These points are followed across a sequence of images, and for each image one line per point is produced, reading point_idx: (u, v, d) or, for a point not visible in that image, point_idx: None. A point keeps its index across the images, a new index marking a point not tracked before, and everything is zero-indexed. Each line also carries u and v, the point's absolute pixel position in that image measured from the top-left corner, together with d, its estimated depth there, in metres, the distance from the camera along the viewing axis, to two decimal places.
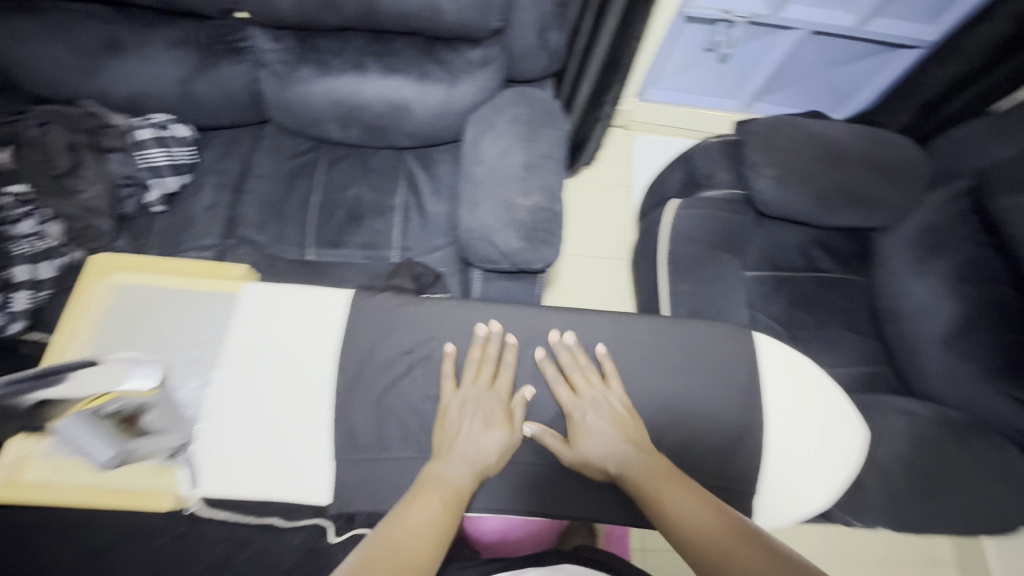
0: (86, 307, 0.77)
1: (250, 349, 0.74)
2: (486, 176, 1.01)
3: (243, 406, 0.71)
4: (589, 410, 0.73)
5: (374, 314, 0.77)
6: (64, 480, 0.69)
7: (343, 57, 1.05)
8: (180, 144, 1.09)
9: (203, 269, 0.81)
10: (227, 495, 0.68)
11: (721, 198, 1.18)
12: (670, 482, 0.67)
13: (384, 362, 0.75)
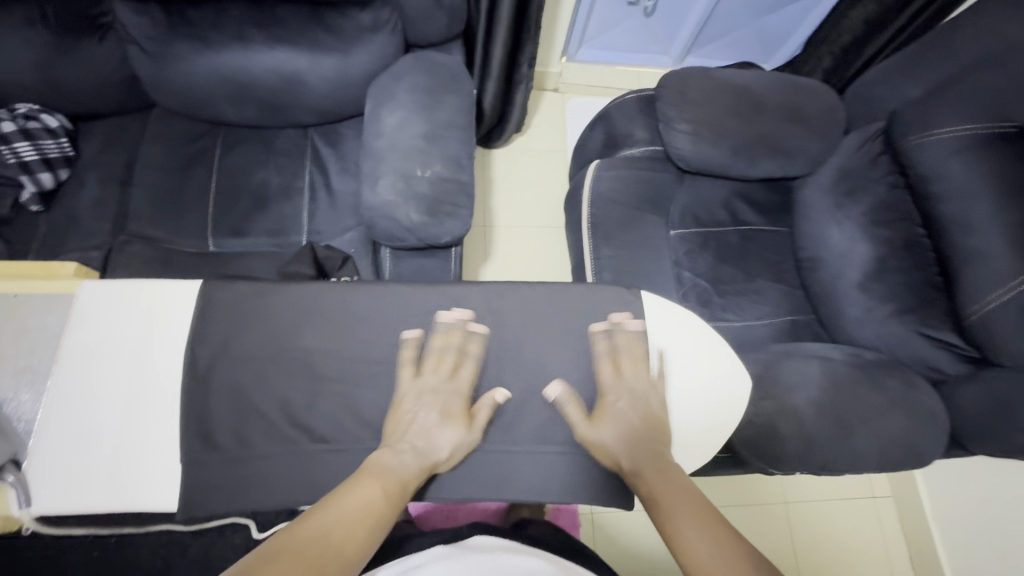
0: None
1: (84, 355, 0.68)
2: (386, 149, 0.95)
3: (80, 415, 0.67)
4: (626, 395, 0.71)
5: (228, 305, 0.72)
6: None
7: (220, 28, 0.96)
8: (50, 136, 1.00)
9: (32, 270, 0.77)
10: (64, 511, 0.64)
11: (641, 156, 1.16)
12: (681, 488, 0.64)
13: (239, 353, 0.71)
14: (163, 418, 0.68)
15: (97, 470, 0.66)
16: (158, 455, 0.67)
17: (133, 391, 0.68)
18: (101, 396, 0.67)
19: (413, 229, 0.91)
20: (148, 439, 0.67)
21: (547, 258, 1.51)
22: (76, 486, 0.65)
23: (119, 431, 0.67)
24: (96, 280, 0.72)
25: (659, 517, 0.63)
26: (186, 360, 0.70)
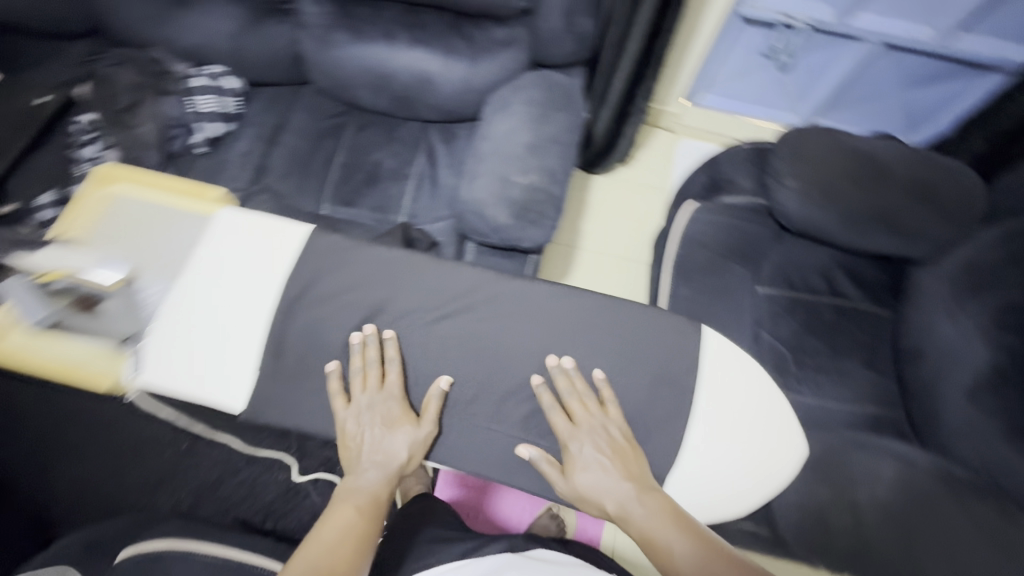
0: (88, 208, 0.88)
1: (206, 263, 0.79)
2: (490, 152, 1.01)
3: (185, 311, 0.77)
4: (586, 440, 0.71)
5: (327, 250, 0.81)
6: (29, 350, 0.77)
7: (376, 25, 1.10)
8: (227, 94, 1.19)
9: (187, 189, 0.90)
10: (159, 387, 0.75)
11: (741, 207, 1.12)
12: (665, 517, 0.67)
13: (321, 293, 0.78)
14: (250, 333, 0.77)
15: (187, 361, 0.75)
16: (238, 363, 0.76)
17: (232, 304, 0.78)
18: (206, 301, 0.77)
19: (497, 229, 0.96)
20: (233, 347, 0.76)
21: (624, 291, 1.49)
22: (167, 369, 0.75)
23: (212, 333, 0.77)
24: (233, 207, 0.83)
25: (650, 549, 0.66)
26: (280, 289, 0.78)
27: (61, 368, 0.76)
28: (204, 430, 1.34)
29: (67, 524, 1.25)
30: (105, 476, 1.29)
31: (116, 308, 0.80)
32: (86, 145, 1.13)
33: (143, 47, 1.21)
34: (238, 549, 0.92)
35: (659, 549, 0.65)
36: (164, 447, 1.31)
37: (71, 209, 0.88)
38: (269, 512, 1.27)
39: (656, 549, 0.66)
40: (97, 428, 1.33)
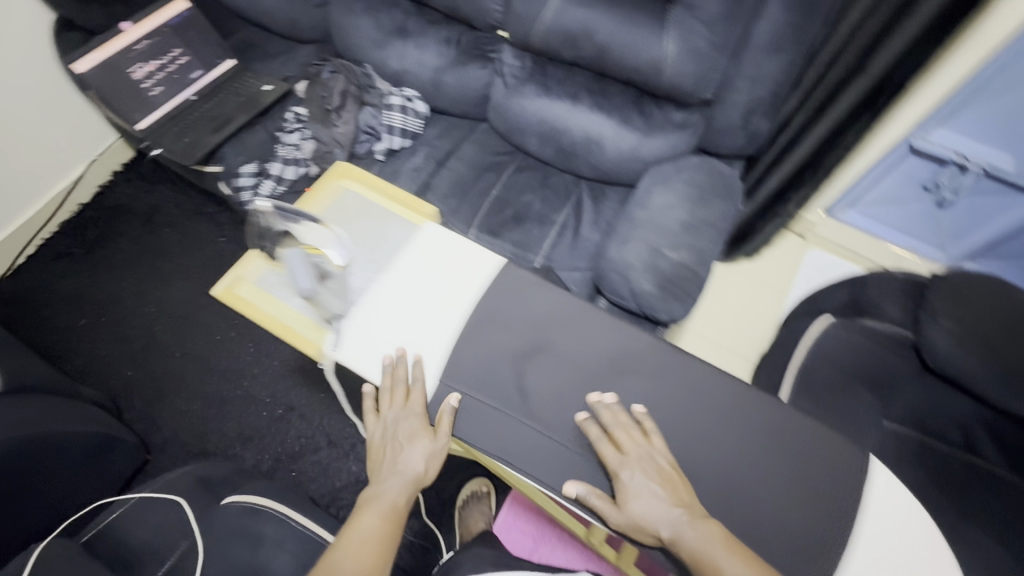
0: (319, 195, 1.01)
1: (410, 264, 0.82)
2: (645, 221, 1.05)
3: (372, 305, 0.80)
4: (636, 471, 0.65)
5: (516, 281, 0.79)
6: (259, 303, 0.91)
7: (564, 86, 1.21)
8: (415, 115, 1.34)
9: (404, 202, 1.00)
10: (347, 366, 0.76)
11: (884, 335, 1.09)
12: (723, 546, 0.61)
13: (499, 321, 0.76)
14: (423, 343, 0.77)
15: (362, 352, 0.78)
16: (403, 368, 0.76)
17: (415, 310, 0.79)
18: (395, 302, 0.80)
19: (638, 296, 0.99)
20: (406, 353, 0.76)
21: None
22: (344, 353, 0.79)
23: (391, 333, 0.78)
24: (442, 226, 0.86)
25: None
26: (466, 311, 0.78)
27: (281, 324, 0.89)
28: (300, 401, 1.43)
29: (167, 451, 1.36)
30: (210, 419, 1.40)
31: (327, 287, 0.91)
32: (293, 133, 1.31)
33: (359, 63, 1.40)
34: (323, 529, 0.92)
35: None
36: (262, 407, 1.41)
37: (308, 193, 1.02)
38: (337, 499, 1.32)
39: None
40: (214, 374, 1.45)
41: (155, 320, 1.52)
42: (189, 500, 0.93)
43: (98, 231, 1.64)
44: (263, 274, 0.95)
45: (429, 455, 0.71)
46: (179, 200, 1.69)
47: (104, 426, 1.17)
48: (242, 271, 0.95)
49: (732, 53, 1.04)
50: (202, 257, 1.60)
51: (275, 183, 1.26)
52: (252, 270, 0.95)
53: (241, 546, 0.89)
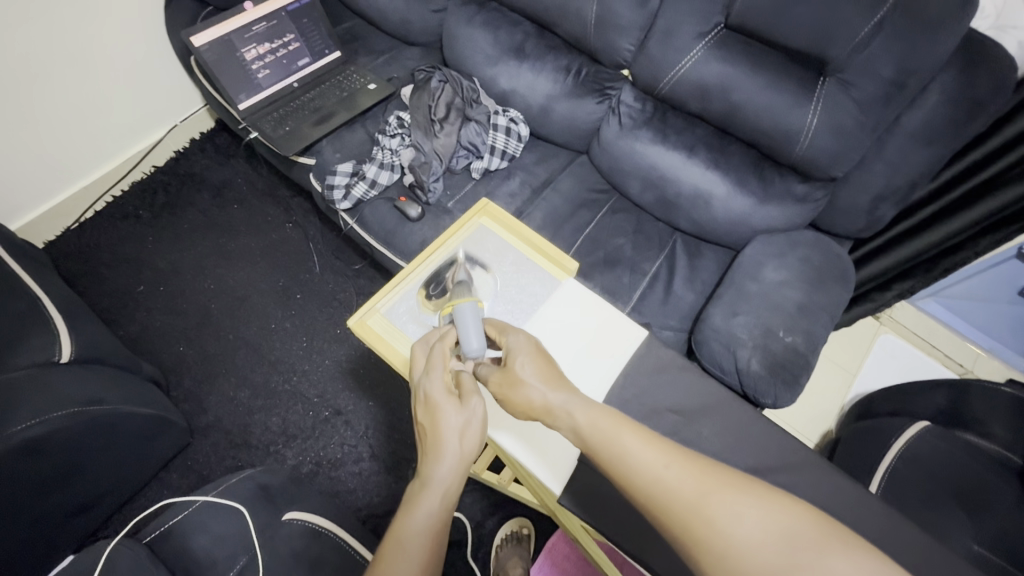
0: (456, 230, 0.93)
1: (554, 333, 0.81)
2: (756, 295, 1.02)
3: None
4: (515, 359, 0.67)
5: (651, 362, 0.84)
6: (392, 345, 0.81)
7: (682, 136, 1.17)
8: (517, 138, 1.30)
9: (548, 251, 0.90)
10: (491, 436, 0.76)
11: (984, 453, 1.03)
12: (607, 418, 0.59)
13: (646, 403, 0.82)
14: None
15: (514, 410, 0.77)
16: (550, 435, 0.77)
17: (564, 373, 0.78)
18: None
19: (743, 373, 0.95)
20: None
21: None
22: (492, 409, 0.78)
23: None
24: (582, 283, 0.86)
25: (600, 462, 0.58)
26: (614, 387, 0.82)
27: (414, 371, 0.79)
28: (348, 406, 1.36)
29: (208, 437, 1.31)
30: (255, 410, 1.34)
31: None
32: (393, 138, 1.28)
33: (466, 75, 1.36)
34: None
35: (618, 466, 0.56)
36: (308, 407, 1.35)
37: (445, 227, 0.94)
38: (373, 514, 1.24)
39: (613, 464, 0.56)
40: (264, 363, 1.40)
41: (212, 298, 1.48)
42: (252, 510, 0.89)
43: (166, 197, 1.61)
44: (393, 308, 0.85)
45: (459, 427, 0.65)
46: (251, 178, 1.65)
47: (157, 408, 1.14)
48: (374, 303, 0.86)
49: (878, 135, 0.99)
50: (266, 241, 1.56)
51: (368, 186, 1.24)
52: (385, 304, 0.85)
53: (301, 570, 0.84)
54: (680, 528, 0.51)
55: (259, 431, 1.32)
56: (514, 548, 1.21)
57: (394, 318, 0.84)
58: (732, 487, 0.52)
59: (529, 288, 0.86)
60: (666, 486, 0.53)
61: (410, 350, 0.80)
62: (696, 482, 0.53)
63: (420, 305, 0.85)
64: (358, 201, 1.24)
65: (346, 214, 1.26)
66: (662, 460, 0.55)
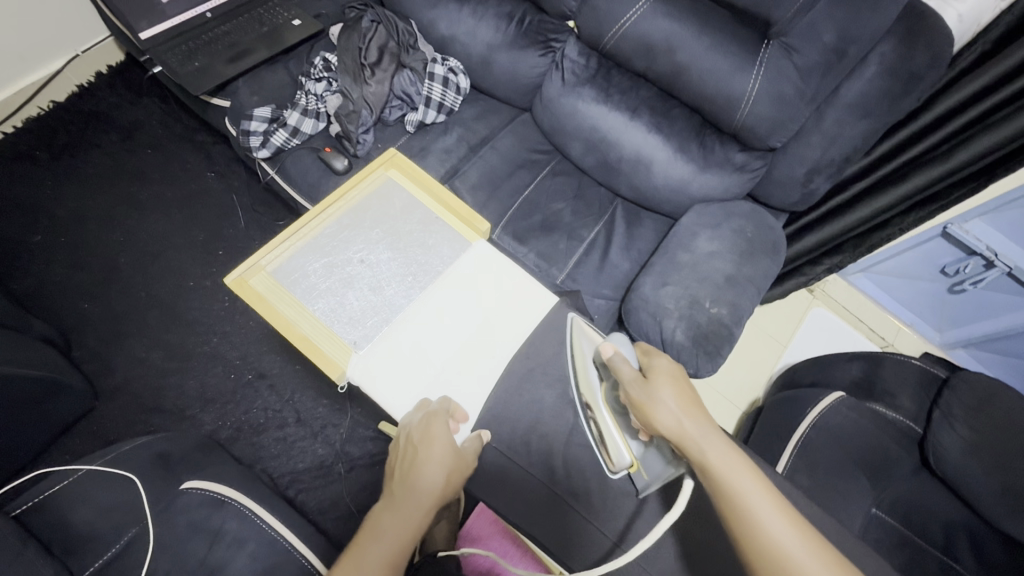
0: (359, 183, 0.88)
1: (456, 297, 0.81)
2: (686, 266, 1.01)
3: (422, 322, 0.79)
4: (658, 384, 0.65)
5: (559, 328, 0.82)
6: (276, 303, 0.77)
7: (626, 97, 1.12)
8: (456, 90, 1.21)
9: (457, 209, 0.88)
10: (377, 398, 0.74)
11: (890, 423, 1.09)
12: (739, 464, 0.59)
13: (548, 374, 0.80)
14: (468, 379, 0.78)
15: (412, 374, 0.76)
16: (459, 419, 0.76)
17: (467, 336, 0.80)
18: (442, 322, 0.79)
19: (668, 343, 0.95)
20: (451, 383, 0.77)
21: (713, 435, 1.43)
22: (387, 375, 0.75)
23: (439, 358, 0.77)
24: (492, 245, 0.86)
25: (723, 499, 0.57)
26: (515, 355, 0.81)
27: (302, 335, 0.75)
28: (272, 369, 1.29)
29: (116, 399, 1.22)
30: (169, 372, 1.26)
31: (359, 299, 0.79)
32: (318, 82, 1.18)
33: (403, 17, 1.25)
34: (290, 531, 0.83)
35: (741, 511, 0.56)
36: (229, 369, 1.28)
37: (348, 178, 0.88)
38: (296, 480, 1.20)
39: (735, 508, 0.56)
40: (180, 323, 1.30)
41: (121, 251, 1.36)
42: (145, 480, 0.83)
43: (67, 137, 1.44)
44: (281, 268, 0.79)
45: (447, 459, 0.63)
46: (168, 121, 1.50)
47: (50, 369, 1.05)
48: (259, 257, 0.80)
49: (817, 105, 0.96)
50: (184, 191, 1.44)
51: (289, 134, 1.13)
52: (271, 258, 0.80)
53: (197, 541, 0.81)
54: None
55: (173, 394, 1.24)
56: (441, 513, 1.15)
57: (281, 274, 0.79)
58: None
59: (436, 247, 0.84)
60: (785, 548, 0.52)
61: (297, 309, 0.77)
62: (820, 564, 0.51)
63: (313, 265, 0.80)
64: (278, 151, 1.14)
65: (265, 164, 1.16)
66: (788, 528, 0.54)
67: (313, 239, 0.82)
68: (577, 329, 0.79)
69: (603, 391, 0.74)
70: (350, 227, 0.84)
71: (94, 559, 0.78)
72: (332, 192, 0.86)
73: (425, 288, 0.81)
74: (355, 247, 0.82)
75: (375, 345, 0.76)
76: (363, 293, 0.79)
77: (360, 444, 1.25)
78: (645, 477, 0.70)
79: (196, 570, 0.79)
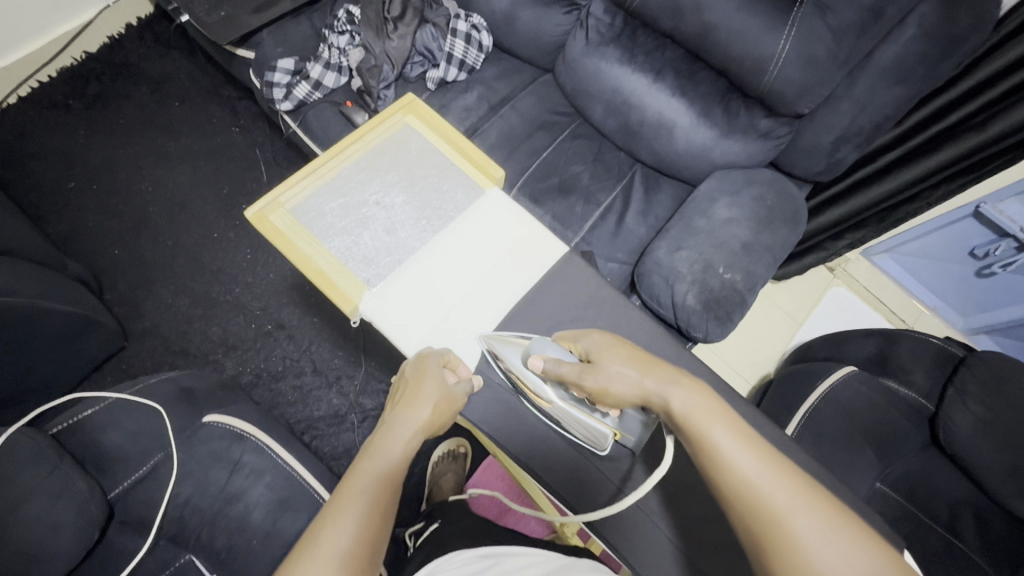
0: (378, 127, 0.88)
1: (468, 241, 0.82)
2: (703, 231, 1.00)
3: (432, 265, 0.80)
4: (607, 361, 0.64)
5: (571, 277, 0.83)
6: (294, 238, 0.79)
7: (650, 59, 1.09)
8: (478, 48, 1.20)
9: (474, 156, 0.88)
10: (388, 334, 0.76)
11: (902, 400, 1.08)
12: (705, 406, 0.56)
13: (556, 323, 0.81)
14: (477, 322, 0.80)
15: (421, 314, 0.78)
16: (469, 359, 0.78)
17: (476, 280, 0.81)
18: (453, 266, 0.80)
19: (678, 307, 0.95)
20: (459, 326, 0.79)
21: None
22: (396, 314, 0.77)
23: (448, 301, 0.79)
24: (505, 192, 0.86)
25: (692, 446, 0.55)
26: (524, 301, 0.81)
27: (317, 271, 0.77)
28: (292, 321, 1.32)
29: (145, 341, 1.28)
30: (194, 319, 1.31)
31: (373, 239, 0.81)
32: (341, 36, 1.17)
33: None
34: (303, 467, 0.87)
35: (709, 457, 0.53)
36: (250, 319, 1.32)
37: (367, 122, 0.89)
38: (312, 427, 1.25)
39: (706, 460, 0.54)
40: (204, 273, 1.35)
41: (150, 201, 1.40)
42: (171, 411, 0.88)
43: (99, 87, 1.48)
44: (300, 206, 0.81)
45: (438, 393, 0.64)
46: (195, 74, 1.52)
47: (84, 307, 1.10)
48: (278, 194, 0.82)
49: (849, 70, 0.93)
50: (210, 144, 1.46)
51: (311, 88, 1.15)
52: (290, 196, 0.82)
53: (218, 470, 0.85)
54: (756, 528, 0.49)
55: (198, 339, 1.29)
56: (450, 464, 1.21)
57: (299, 212, 0.81)
58: (820, 510, 0.49)
59: (450, 193, 0.85)
60: (753, 486, 0.50)
61: (315, 245, 0.79)
62: (790, 496, 0.49)
63: (331, 204, 0.82)
64: (300, 104, 1.16)
65: (288, 116, 1.18)
66: (756, 463, 0.52)
67: (331, 180, 0.84)
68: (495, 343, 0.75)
69: (552, 391, 0.71)
70: (367, 169, 0.85)
71: (123, 479, 0.84)
72: (350, 135, 0.87)
73: (437, 232, 0.82)
74: (372, 189, 0.84)
75: (387, 283, 0.78)
76: (377, 234, 0.81)
77: (374, 396, 1.28)
78: (632, 437, 0.74)
79: (216, 496, 0.84)
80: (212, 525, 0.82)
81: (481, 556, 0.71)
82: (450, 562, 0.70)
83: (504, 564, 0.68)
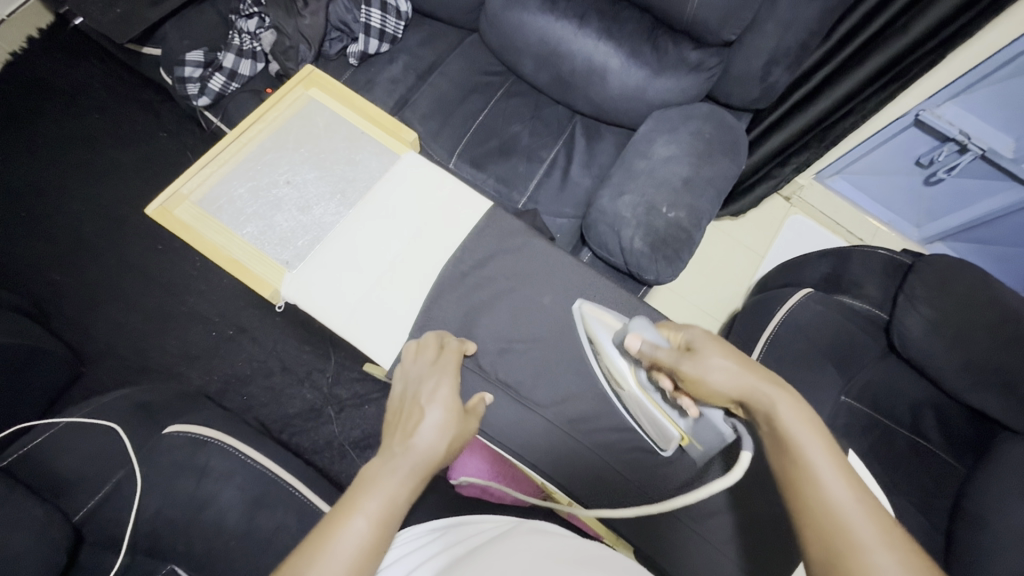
0: (282, 104, 0.87)
1: (388, 208, 0.82)
2: (643, 173, 0.99)
3: (353, 238, 0.80)
4: (712, 348, 0.58)
5: (503, 231, 0.82)
6: (201, 228, 0.78)
7: (572, 3, 1.06)
8: (396, 14, 1.15)
9: (385, 122, 0.88)
10: (313, 312, 0.76)
11: (857, 312, 1.10)
12: (809, 425, 0.52)
13: (486, 275, 0.80)
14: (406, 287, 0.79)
15: (346, 287, 0.78)
16: (401, 326, 0.77)
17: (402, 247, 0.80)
18: (374, 236, 0.80)
19: (626, 251, 0.96)
20: (386, 293, 0.78)
21: None
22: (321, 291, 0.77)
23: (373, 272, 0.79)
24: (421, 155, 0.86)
25: (782, 461, 0.51)
26: (453, 259, 0.80)
27: (231, 259, 0.78)
28: (252, 323, 1.30)
29: (102, 363, 1.24)
30: (150, 334, 1.27)
31: (288, 220, 0.80)
32: (250, 18, 1.12)
33: None
34: (271, 461, 0.86)
35: (804, 474, 0.49)
36: (208, 326, 1.29)
37: (267, 100, 0.87)
38: (288, 425, 1.24)
39: (797, 468, 0.49)
40: (153, 286, 1.31)
41: (84, 220, 1.34)
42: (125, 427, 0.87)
43: (9, 109, 1.40)
44: (205, 196, 0.80)
45: (445, 415, 0.60)
46: (110, 82, 1.44)
47: (28, 336, 1.06)
48: (180, 186, 0.81)
49: None
50: (138, 153, 1.40)
51: (226, 78, 1.11)
52: (192, 186, 0.80)
53: (185, 478, 0.84)
54: (832, 558, 0.44)
55: (157, 353, 1.26)
56: None
57: (205, 203, 0.80)
58: (909, 555, 0.43)
59: (364, 163, 0.85)
60: (843, 515, 0.45)
61: (224, 234, 0.78)
62: (877, 531, 0.44)
63: (239, 189, 0.81)
64: (218, 96, 1.12)
65: (208, 112, 1.14)
66: (851, 495, 0.46)
67: (236, 166, 0.83)
68: (587, 317, 0.73)
69: (637, 378, 0.67)
70: (273, 149, 0.84)
71: (85, 501, 0.84)
72: (251, 115, 0.85)
73: (354, 205, 0.82)
74: (280, 169, 0.83)
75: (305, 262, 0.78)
76: (291, 214, 0.81)
77: (349, 385, 1.28)
78: (700, 448, 0.67)
79: (186, 504, 0.83)
80: (186, 535, 0.81)
81: (433, 530, 0.68)
82: (403, 538, 0.67)
83: (452, 535, 0.63)
